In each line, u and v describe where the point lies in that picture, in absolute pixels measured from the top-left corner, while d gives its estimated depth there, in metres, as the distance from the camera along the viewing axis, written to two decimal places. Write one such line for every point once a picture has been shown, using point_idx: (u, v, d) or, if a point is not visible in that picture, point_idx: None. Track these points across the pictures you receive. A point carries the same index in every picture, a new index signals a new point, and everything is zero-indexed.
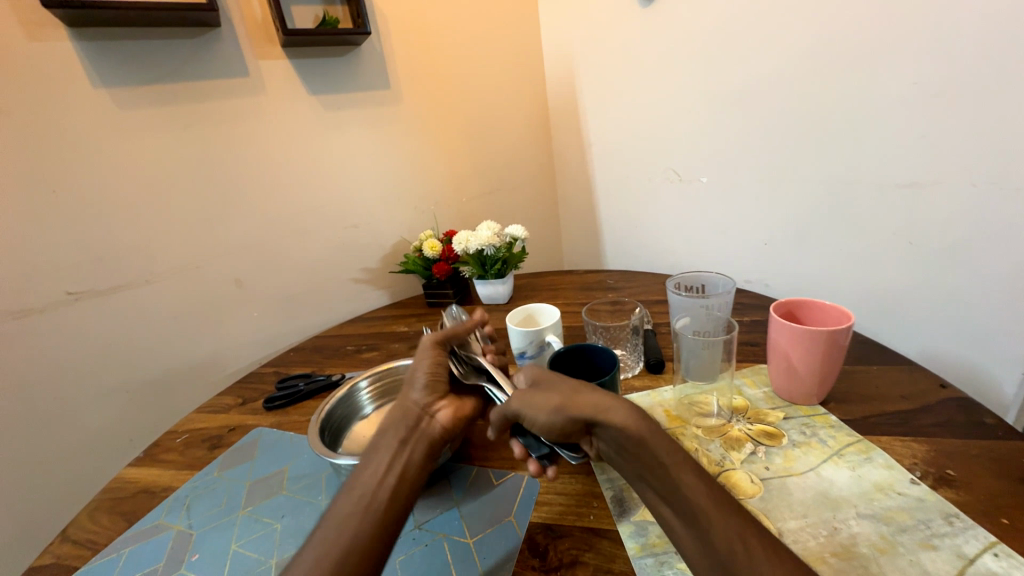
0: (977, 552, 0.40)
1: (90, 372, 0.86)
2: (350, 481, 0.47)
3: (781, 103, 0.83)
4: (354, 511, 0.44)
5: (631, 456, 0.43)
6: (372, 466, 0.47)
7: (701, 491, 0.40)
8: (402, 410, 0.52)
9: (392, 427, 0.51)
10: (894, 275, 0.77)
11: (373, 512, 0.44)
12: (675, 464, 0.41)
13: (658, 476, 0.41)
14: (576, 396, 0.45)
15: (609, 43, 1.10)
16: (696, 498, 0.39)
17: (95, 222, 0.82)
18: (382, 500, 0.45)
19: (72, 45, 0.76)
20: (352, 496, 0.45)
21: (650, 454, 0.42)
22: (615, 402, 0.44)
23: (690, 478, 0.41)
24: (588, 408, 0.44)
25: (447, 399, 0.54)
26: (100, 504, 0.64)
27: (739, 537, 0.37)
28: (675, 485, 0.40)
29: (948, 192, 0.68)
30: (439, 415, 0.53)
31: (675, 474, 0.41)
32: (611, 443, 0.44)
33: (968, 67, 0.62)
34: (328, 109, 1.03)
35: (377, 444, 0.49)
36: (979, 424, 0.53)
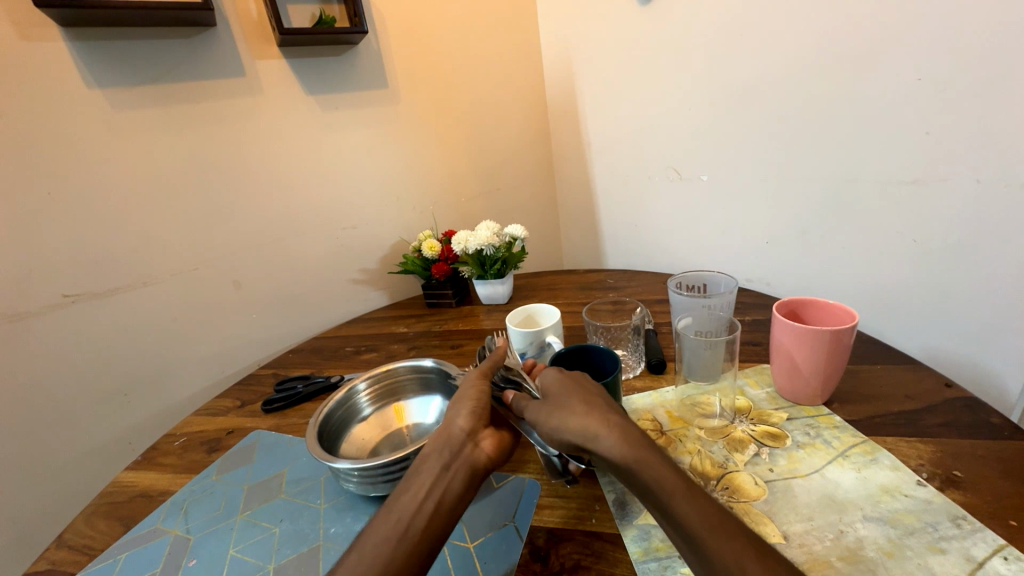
0: (986, 556, 0.39)
1: (88, 375, 0.85)
2: (387, 504, 0.45)
3: (783, 99, 0.82)
4: (389, 539, 0.42)
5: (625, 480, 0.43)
6: (411, 491, 0.45)
7: (695, 513, 0.38)
8: (444, 436, 0.49)
9: (435, 452, 0.48)
10: (897, 274, 0.76)
11: (407, 541, 0.42)
12: (668, 487, 0.40)
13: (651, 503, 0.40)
14: (568, 419, 0.46)
15: (608, 41, 1.09)
16: (690, 523, 0.38)
17: (92, 224, 0.82)
18: (419, 528, 0.43)
19: (66, 45, 0.75)
20: (387, 523, 0.43)
21: (641, 478, 0.41)
22: (603, 427, 0.44)
23: (684, 504, 0.39)
24: (578, 433, 0.45)
25: (491, 428, 0.51)
26: (97, 508, 0.63)
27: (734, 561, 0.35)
28: (667, 511, 0.39)
29: (952, 190, 0.67)
30: (485, 442, 0.50)
31: (665, 499, 0.39)
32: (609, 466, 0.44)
33: (973, 63, 0.61)
34: (325, 109, 1.02)
35: (418, 469, 0.47)
36: (985, 424, 0.52)
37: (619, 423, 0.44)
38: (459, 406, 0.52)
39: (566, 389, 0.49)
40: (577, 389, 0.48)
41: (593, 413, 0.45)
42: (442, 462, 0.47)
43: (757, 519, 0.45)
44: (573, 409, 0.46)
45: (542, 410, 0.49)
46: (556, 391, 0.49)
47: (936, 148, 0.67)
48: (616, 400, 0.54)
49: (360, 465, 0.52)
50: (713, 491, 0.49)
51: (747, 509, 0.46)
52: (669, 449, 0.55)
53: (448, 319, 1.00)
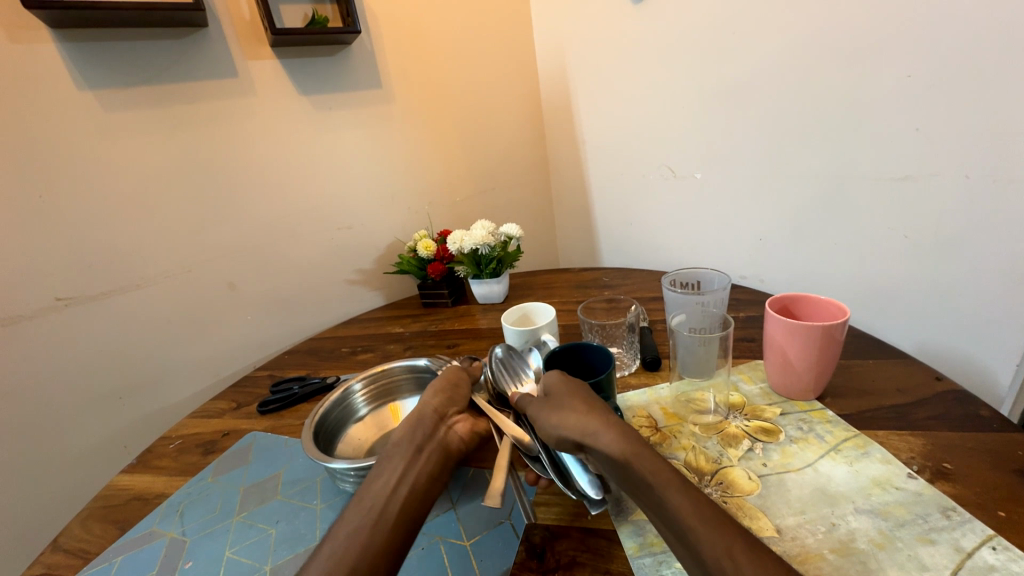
0: (975, 546, 0.39)
1: (82, 379, 0.85)
2: (361, 491, 0.46)
3: (776, 96, 0.83)
4: (365, 521, 0.42)
5: (618, 476, 0.43)
6: (384, 475, 0.47)
7: (688, 505, 0.38)
8: (416, 421, 0.52)
9: (406, 438, 0.51)
10: (888, 269, 0.77)
11: (383, 523, 0.42)
12: (663, 482, 0.40)
13: (645, 495, 0.41)
14: (568, 414, 0.47)
15: (602, 39, 1.09)
16: (681, 515, 0.38)
17: (84, 227, 0.81)
18: (395, 508, 0.44)
19: (57, 46, 0.75)
20: (363, 505, 0.44)
21: (636, 474, 0.41)
22: (603, 426, 0.45)
23: (677, 496, 0.39)
24: (574, 431, 0.46)
25: (463, 415, 0.55)
26: (92, 512, 0.63)
27: (725, 551, 0.35)
28: (658, 503, 0.39)
29: (942, 186, 0.67)
30: (455, 429, 0.53)
31: (657, 492, 0.40)
32: (602, 464, 0.44)
33: (961, 61, 0.62)
34: (319, 109, 1.02)
35: (390, 455, 0.49)
36: (975, 417, 0.53)
37: (618, 424, 0.46)
38: (427, 398, 0.56)
39: (571, 391, 0.50)
40: (582, 392, 0.49)
41: (594, 412, 0.46)
42: (414, 444, 0.50)
43: (751, 513, 0.45)
44: (574, 409, 0.47)
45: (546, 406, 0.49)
46: (561, 390, 0.50)
47: (928, 144, 0.67)
48: (610, 398, 0.54)
49: (356, 464, 0.52)
50: (707, 486, 0.50)
51: (741, 503, 0.47)
52: (663, 445, 0.56)
53: (444, 319, 1.00)
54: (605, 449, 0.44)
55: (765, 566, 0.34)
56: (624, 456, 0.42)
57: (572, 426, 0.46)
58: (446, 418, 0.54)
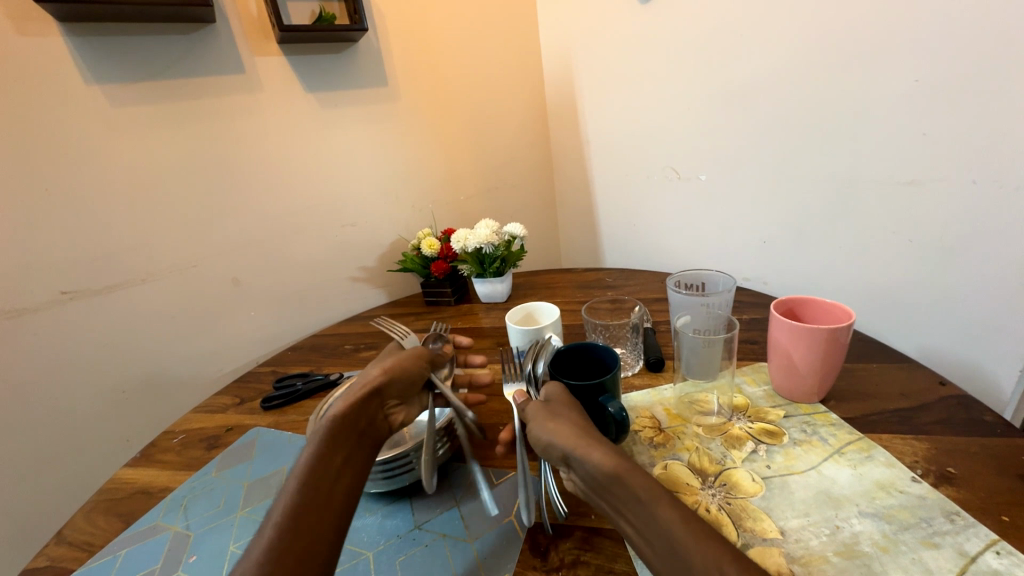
0: (979, 550, 0.40)
1: (86, 373, 0.85)
2: (307, 471, 0.45)
3: (782, 99, 0.83)
4: (312, 504, 0.44)
5: (605, 493, 0.42)
6: (328, 458, 0.47)
7: (680, 523, 0.38)
8: (366, 403, 0.52)
9: (351, 420, 0.50)
10: (894, 273, 0.77)
11: (329, 507, 0.44)
12: (653, 497, 0.40)
13: (635, 509, 0.40)
14: (557, 427, 0.46)
15: (608, 40, 1.09)
16: (673, 533, 0.38)
17: (89, 221, 0.82)
18: (339, 492, 0.46)
19: (65, 40, 0.75)
20: (308, 488, 0.44)
21: (625, 491, 0.41)
22: (590, 442, 0.44)
23: (667, 511, 0.39)
24: (564, 443, 0.45)
25: (403, 404, 0.56)
26: (96, 506, 0.63)
27: (716, 566, 0.35)
28: (650, 518, 0.39)
29: (948, 192, 0.67)
30: (394, 416, 0.55)
31: (651, 506, 0.39)
32: (586, 480, 0.43)
33: (968, 67, 0.62)
34: (325, 106, 1.02)
35: (336, 434, 0.48)
36: (979, 422, 0.53)
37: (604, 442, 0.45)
38: (380, 374, 0.54)
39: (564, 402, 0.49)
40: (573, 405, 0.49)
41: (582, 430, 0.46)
42: (359, 429, 0.50)
43: (755, 515, 0.46)
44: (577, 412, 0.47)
45: (538, 413, 0.49)
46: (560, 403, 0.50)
47: (934, 149, 0.67)
48: (616, 396, 0.54)
49: None
50: (711, 487, 0.50)
51: (745, 505, 0.47)
52: (666, 446, 0.56)
53: (447, 317, 1.01)
54: (595, 465, 0.42)
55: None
56: (617, 472, 0.41)
57: (567, 437, 0.45)
58: (388, 405, 0.54)
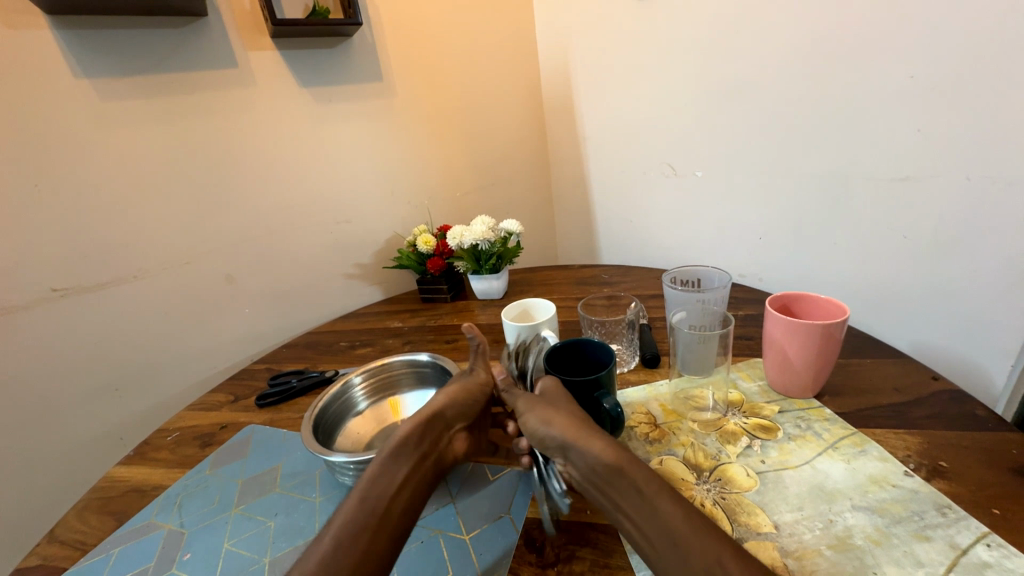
0: (970, 543, 0.40)
1: (79, 370, 0.84)
2: (367, 488, 0.47)
3: (779, 94, 0.82)
4: (369, 522, 0.45)
5: (604, 484, 0.44)
6: (390, 475, 0.48)
7: (680, 514, 0.40)
8: (428, 425, 0.53)
9: (413, 442, 0.51)
10: (887, 269, 0.77)
11: (384, 527, 0.45)
12: (652, 491, 0.42)
13: (633, 500, 0.42)
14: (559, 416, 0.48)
15: (604, 35, 1.09)
16: (673, 524, 0.40)
17: (80, 217, 0.81)
18: (395, 513, 0.46)
19: (53, 33, 0.74)
20: (366, 505, 0.46)
21: (625, 483, 0.43)
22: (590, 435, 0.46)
23: (667, 505, 0.41)
24: (562, 433, 0.46)
25: (467, 428, 0.57)
26: (89, 504, 0.62)
27: (716, 559, 0.37)
28: (650, 511, 0.41)
29: (942, 187, 0.68)
30: (458, 441, 0.55)
31: (650, 500, 0.41)
32: (584, 471, 0.45)
33: (961, 63, 0.62)
34: (319, 101, 1.01)
35: (396, 453, 0.50)
36: (970, 416, 0.53)
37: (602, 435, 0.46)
38: (443, 398, 0.56)
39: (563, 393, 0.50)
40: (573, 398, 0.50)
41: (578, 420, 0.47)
42: (421, 450, 0.51)
43: (749, 509, 0.46)
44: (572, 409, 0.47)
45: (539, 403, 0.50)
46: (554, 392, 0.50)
47: (928, 146, 0.68)
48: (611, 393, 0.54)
49: (357, 458, 0.52)
50: (706, 482, 0.50)
51: (739, 500, 0.47)
52: (662, 441, 0.56)
53: (443, 314, 1.00)
54: (597, 457, 0.45)
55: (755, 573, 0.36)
56: (618, 464, 0.43)
57: (567, 428, 0.47)
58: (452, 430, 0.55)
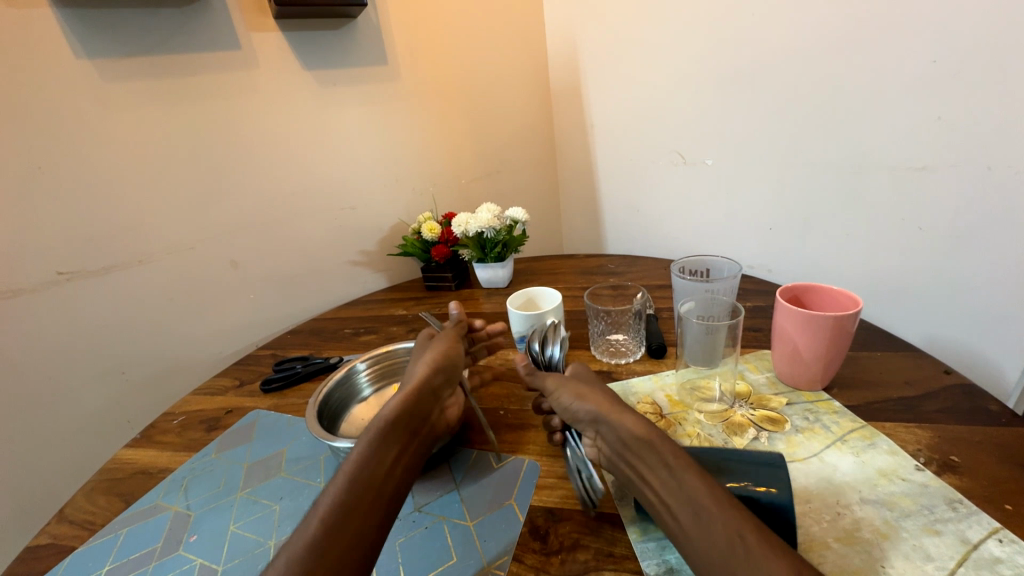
0: (981, 538, 0.39)
1: (87, 354, 0.85)
2: (359, 465, 0.46)
3: (793, 81, 0.80)
4: (364, 499, 0.44)
5: (631, 457, 0.44)
6: (382, 453, 0.48)
7: (704, 489, 0.38)
8: (416, 401, 0.53)
9: (403, 418, 0.51)
10: (901, 262, 0.75)
11: (380, 503, 0.45)
12: (677, 464, 0.41)
13: (659, 474, 0.41)
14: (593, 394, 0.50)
15: (614, 18, 1.06)
16: (697, 497, 0.38)
17: (83, 201, 0.80)
18: (389, 488, 0.46)
19: (53, 12, 0.72)
20: (360, 482, 0.45)
21: (653, 456, 0.42)
22: (624, 412, 0.47)
23: (692, 478, 0.39)
24: (595, 407, 0.48)
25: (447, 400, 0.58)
26: (97, 485, 0.63)
27: (737, 535, 0.35)
28: (675, 485, 0.40)
29: (962, 177, 0.66)
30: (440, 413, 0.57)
31: (675, 472, 0.40)
32: (613, 444, 0.46)
33: (987, 49, 0.60)
34: (323, 84, 0.99)
35: (387, 429, 0.50)
36: (983, 411, 0.53)
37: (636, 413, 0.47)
38: (426, 372, 0.57)
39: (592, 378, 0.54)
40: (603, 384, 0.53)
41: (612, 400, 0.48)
42: (410, 426, 0.51)
43: None
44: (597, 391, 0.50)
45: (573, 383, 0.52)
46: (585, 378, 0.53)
47: (948, 135, 0.66)
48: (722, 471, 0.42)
49: None
50: None
51: None
52: (668, 432, 0.56)
53: (448, 302, 1.00)
54: (628, 431, 0.45)
55: (777, 551, 0.34)
56: (648, 436, 0.43)
57: (599, 404, 0.48)
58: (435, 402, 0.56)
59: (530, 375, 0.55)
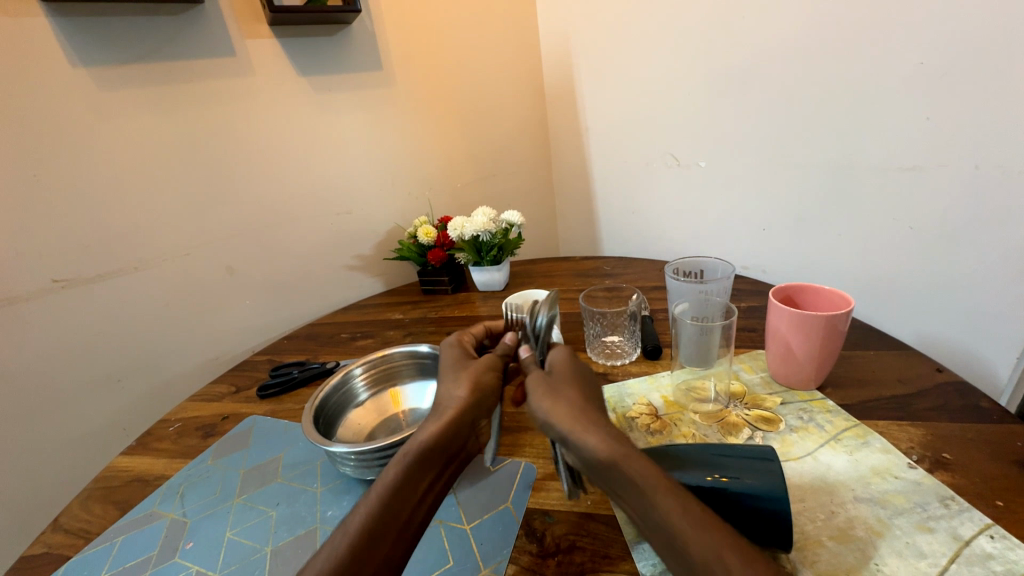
0: (973, 534, 0.40)
1: (82, 362, 0.85)
2: (387, 497, 0.42)
3: (784, 84, 0.81)
4: (390, 531, 0.41)
5: (601, 478, 0.41)
6: (415, 483, 0.43)
7: (678, 511, 0.36)
8: (456, 427, 0.47)
9: (440, 445, 0.46)
10: (893, 261, 0.76)
11: (404, 536, 0.41)
12: (648, 486, 0.38)
13: (631, 496, 0.39)
14: (559, 406, 0.45)
15: (607, 23, 1.07)
16: (671, 520, 0.36)
17: (79, 208, 0.80)
18: (416, 520, 0.43)
19: (47, 20, 0.72)
20: (387, 516, 0.41)
21: (622, 478, 0.39)
22: (592, 427, 0.43)
23: (665, 500, 0.37)
24: (562, 423, 0.44)
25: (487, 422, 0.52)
26: (93, 493, 0.63)
27: (715, 558, 0.33)
28: (649, 508, 0.37)
29: (951, 176, 0.67)
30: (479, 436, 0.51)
31: (647, 495, 0.38)
32: (583, 464, 0.42)
33: (974, 51, 0.61)
34: (318, 90, 1.00)
35: (422, 456, 0.44)
36: (975, 408, 0.53)
37: (604, 428, 0.43)
38: (470, 394, 0.49)
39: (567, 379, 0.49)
40: (577, 386, 0.48)
41: (578, 412, 0.44)
42: (447, 453, 0.46)
43: None
44: (563, 401, 0.45)
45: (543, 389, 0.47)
46: (558, 383, 0.48)
47: (937, 136, 0.67)
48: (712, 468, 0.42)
49: (356, 448, 0.53)
50: None
51: None
52: (663, 433, 0.56)
53: (444, 306, 1.00)
54: (592, 451, 0.41)
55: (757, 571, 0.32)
56: (611, 459, 0.40)
57: (563, 419, 0.44)
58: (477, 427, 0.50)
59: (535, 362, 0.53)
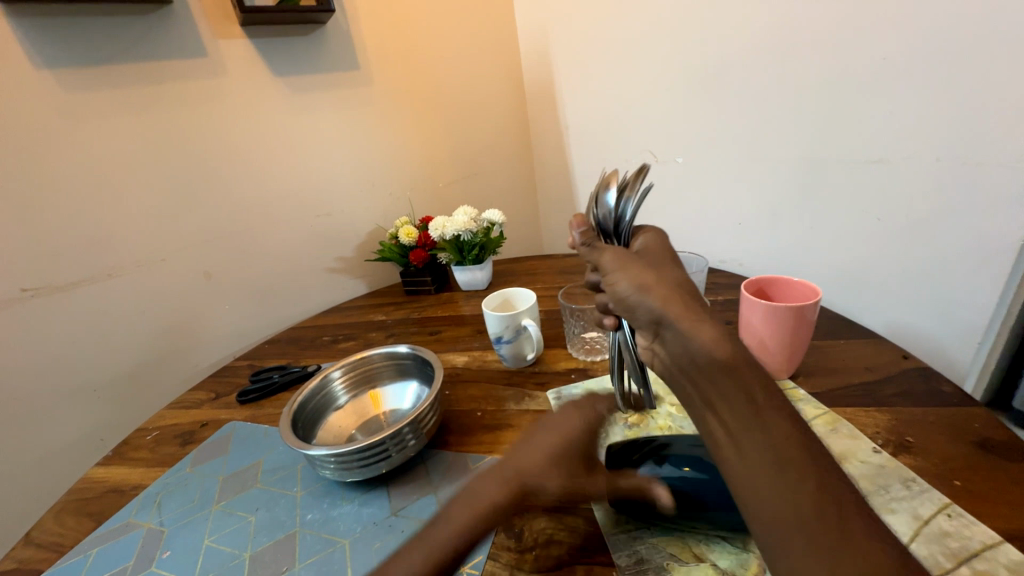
0: (932, 513, 0.41)
1: (55, 372, 0.83)
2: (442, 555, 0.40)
3: (756, 81, 0.83)
4: None
5: (703, 374, 0.36)
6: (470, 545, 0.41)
7: (785, 437, 0.33)
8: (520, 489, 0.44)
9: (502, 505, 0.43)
10: (862, 252, 0.78)
11: None
12: (758, 399, 0.34)
13: (731, 401, 0.35)
14: (669, 293, 0.40)
15: (583, 21, 1.08)
16: (773, 442, 0.33)
17: (46, 215, 0.78)
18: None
19: (7, 23, 0.71)
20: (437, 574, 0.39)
21: (729, 380, 0.35)
22: (704, 318, 0.38)
23: (776, 421, 0.33)
24: (666, 308, 0.39)
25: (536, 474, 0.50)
26: (67, 505, 0.61)
27: (820, 483, 0.31)
28: (753, 419, 0.34)
29: (916, 168, 0.69)
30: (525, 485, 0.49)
31: (756, 409, 0.34)
32: (680, 356, 0.38)
33: (934, 47, 0.63)
34: (294, 90, 0.99)
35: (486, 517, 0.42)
36: (937, 392, 0.55)
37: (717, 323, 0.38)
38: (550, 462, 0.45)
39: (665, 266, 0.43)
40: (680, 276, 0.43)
41: (692, 307, 0.39)
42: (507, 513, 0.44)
43: None
44: (666, 284, 0.40)
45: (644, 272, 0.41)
46: (659, 265, 0.43)
47: (902, 130, 0.69)
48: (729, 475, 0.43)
49: (335, 451, 0.52)
50: None
51: None
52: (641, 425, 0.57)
53: (427, 306, 1.00)
54: (701, 347, 0.36)
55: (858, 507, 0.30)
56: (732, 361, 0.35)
57: (669, 302, 0.39)
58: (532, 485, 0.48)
59: (586, 248, 0.46)
